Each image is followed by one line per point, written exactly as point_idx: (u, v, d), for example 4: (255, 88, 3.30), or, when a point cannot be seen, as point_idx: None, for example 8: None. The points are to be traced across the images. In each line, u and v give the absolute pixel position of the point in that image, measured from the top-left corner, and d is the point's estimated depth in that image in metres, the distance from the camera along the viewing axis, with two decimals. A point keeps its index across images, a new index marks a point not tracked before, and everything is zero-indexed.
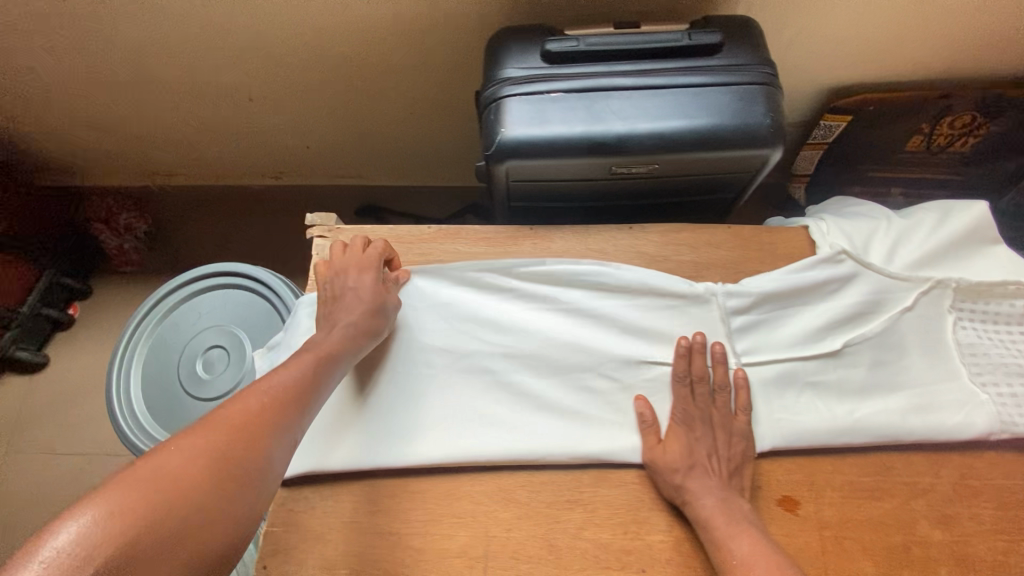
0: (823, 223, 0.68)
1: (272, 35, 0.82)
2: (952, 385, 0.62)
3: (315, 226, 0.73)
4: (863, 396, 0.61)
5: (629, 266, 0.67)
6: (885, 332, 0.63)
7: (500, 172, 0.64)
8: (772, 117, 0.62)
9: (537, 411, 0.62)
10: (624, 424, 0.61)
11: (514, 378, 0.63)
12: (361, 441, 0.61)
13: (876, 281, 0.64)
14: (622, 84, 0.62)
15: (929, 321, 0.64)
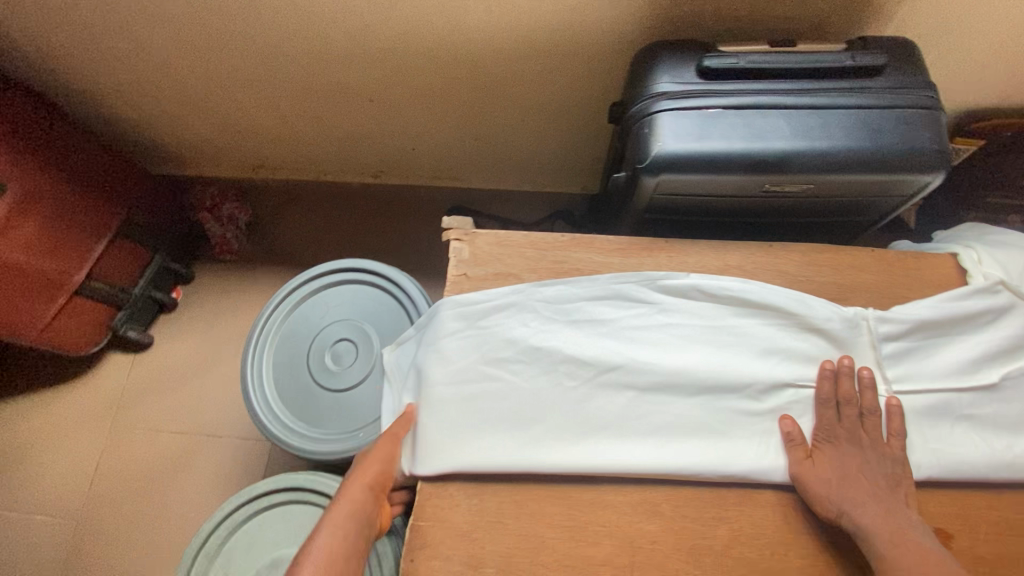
0: (974, 251, 0.67)
1: (411, 40, 0.84)
2: None
3: (450, 228, 0.74)
4: None
5: (774, 285, 0.65)
6: None
7: (650, 185, 0.65)
8: (937, 142, 0.61)
9: (679, 425, 0.62)
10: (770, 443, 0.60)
11: (654, 391, 0.63)
12: (504, 443, 0.62)
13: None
14: (784, 102, 0.62)
15: None
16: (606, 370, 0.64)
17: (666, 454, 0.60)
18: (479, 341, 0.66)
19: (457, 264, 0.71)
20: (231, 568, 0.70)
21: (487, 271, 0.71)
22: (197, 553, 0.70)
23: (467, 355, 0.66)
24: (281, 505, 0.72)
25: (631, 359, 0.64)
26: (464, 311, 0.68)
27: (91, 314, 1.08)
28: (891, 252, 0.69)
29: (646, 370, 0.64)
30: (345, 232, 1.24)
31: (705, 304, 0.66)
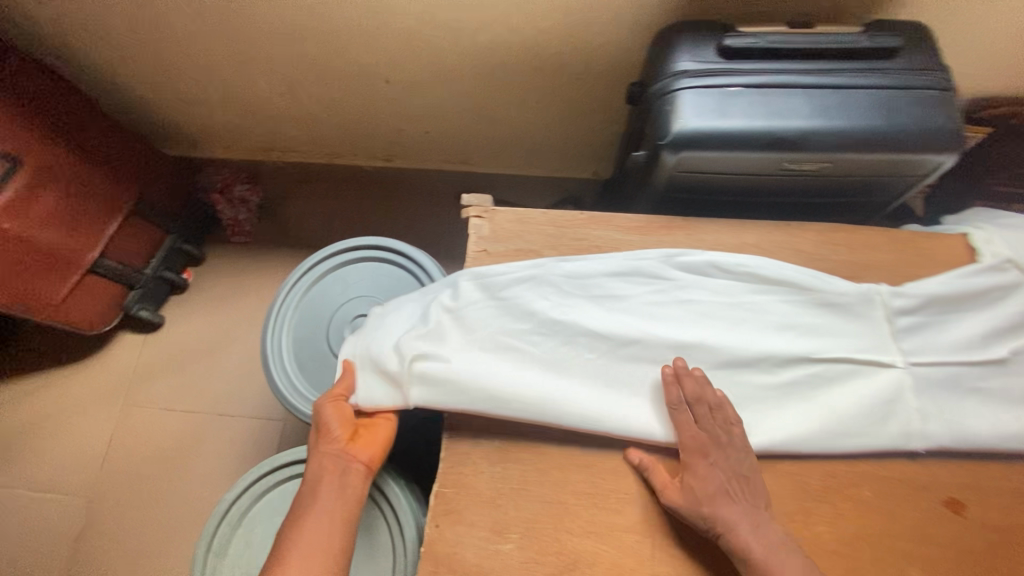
0: (984, 232, 0.68)
1: (430, 24, 0.84)
2: None
3: (470, 206, 0.75)
4: None
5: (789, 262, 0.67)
6: None
7: (670, 162, 0.66)
8: (951, 123, 0.63)
9: None
10: (785, 414, 0.61)
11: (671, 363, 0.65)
12: (524, 412, 0.63)
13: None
14: (802, 83, 0.63)
15: None
16: (624, 343, 0.66)
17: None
18: (500, 313, 0.68)
19: (477, 241, 0.73)
20: (256, 535, 0.71)
21: (508, 248, 0.72)
22: (220, 522, 0.71)
23: (490, 327, 0.67)
24: (304, 476, 0.74)
25: (649, 333, 0.66)
26: (485, 284, 0.69)
27: (104, 293, 1.08)
28: (903, 232, 0.70)
29: (664, 344, 0.65)
30: (356, 215, 1.25)
31: (723, 281, 0.67)
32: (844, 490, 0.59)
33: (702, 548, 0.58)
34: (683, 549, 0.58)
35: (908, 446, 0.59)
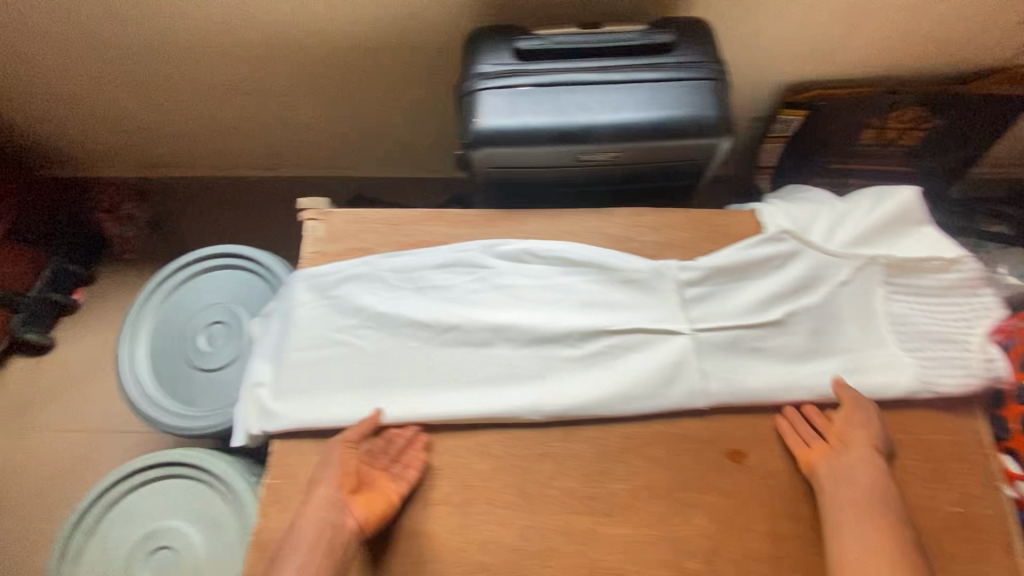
0: (770, 206, 0.74)
1: (268, 32, 0.88)
2: (882, 351, 0.67)
3: (307, 210, 0.79)
4: (802, 360, 0.67)
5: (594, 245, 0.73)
6: (824, 304, 0.69)
7: (476, 159, 0.72)
8: (720, 110, 0.70)
9: (506, 374, 0.68)
10: (586, 383, 0.66)
11: (487, 345, 0.69)
12: (348, 400, 0.67)
13: (816, 257, 0.70)
14: (585, 79, 0.69)
15: (863, 295, 0.69)
16: (443, 329, 0.70)
17: (494, 400, 0.66)
18: (331, 310, 0.72)
19: (311, 242, 0.77)
20: (108, 540, 0.73)
21: (340, 248, 0.76)
22: (73, 529, 0.73)
23: (317, 323, 0.71)
24: (156, 481, 0.76)
25: (466, 318, 0.70)
26: (315, 284, 0.73)
27: None
28: (704, 211, 0.77)
29: (479, 327, 0.69)
30: (246, 225, 1.27)
31: (537, 266, 0.73)
32: (640, 449, 0.64)
33: (509, 514, 0.62)
34: (493, 517, 0.62)
35: (694, 405, 0.65)
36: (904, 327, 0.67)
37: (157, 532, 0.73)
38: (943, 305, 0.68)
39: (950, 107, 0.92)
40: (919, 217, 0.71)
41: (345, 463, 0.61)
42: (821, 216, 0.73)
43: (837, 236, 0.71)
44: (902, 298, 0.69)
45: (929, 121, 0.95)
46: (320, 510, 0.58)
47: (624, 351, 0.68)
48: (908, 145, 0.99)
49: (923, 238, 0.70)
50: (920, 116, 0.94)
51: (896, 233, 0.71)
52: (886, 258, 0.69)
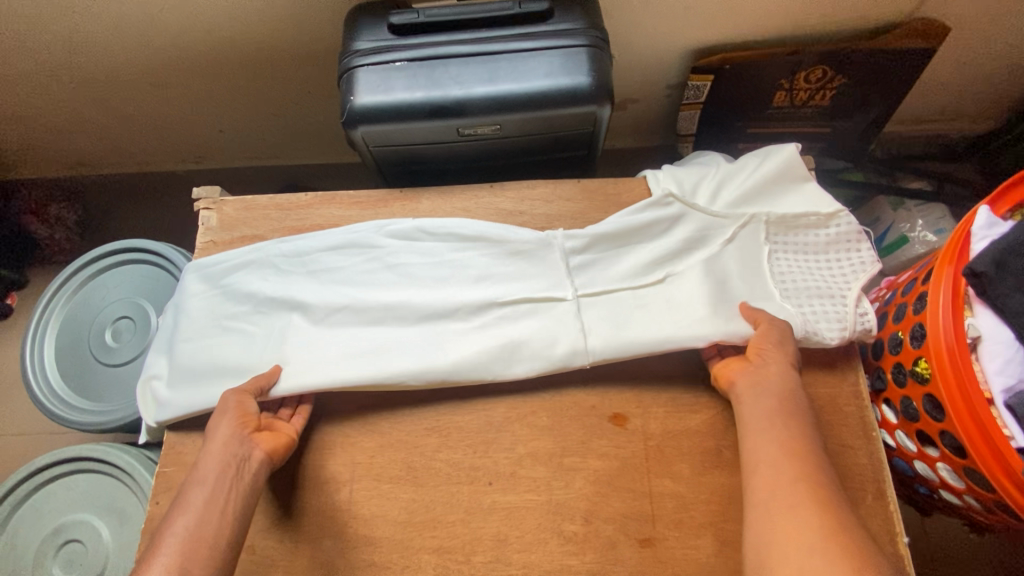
0: (659, 173, 0.74)
1: (155, 23, 0.87)
2: (768, 304, 0.66)
3: (201, 199, 0.79)
4: (687, 317, 0.66)
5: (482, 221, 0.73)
6: (710, 263, 0.69)
7: (357, 138, 0.71)
8: (598, 76, 0.68)
9: (392, 349, 0.67)
10: (469, 355, 0.66)
11: (374, 323, 0.69)
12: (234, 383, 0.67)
13: (700, 219, 0.70)
14: (459, 52, 0.68)
15: (748, 253, 0.69)
16: (333, 309, 0.70)
17: (382, 369, 0.66)
18: (221, 298, 0.72)
19: (205, 232, 0.77)
20: (17, 538, 0.75)
21: (235, 236, 0.77)
22: None
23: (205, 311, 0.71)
24: (63, 476, 0.77)
25: (357, 296, 0.70)
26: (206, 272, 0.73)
27: None
28: (596, 181, 0.77)
29: (369, 304, 0.70)
30: (179, 221, 1.26)
31: (428, 242, 0.72)
32: (525, 418, 0.65)
33: (394, 489, 0.63)
34: (379, 492, 0.63)
35: (578, 362, 0.65)
36: (787, 282, 0.67)
37: (65, 527, 0.75)
38: (826, 259, 0.68)
39: (855, 66, 0.92)
40: (801, 172, 0.71)
41: (230, 407, 0.61)
42: (710, 177, 0.73)
43: (722, 196, 0.71)
44: (785, 253, 0.69)
45: (835, 81, 0.94)
46: (225, 448, 0.57)
47: (512, 321, 0.68)
48: (821, 105, 0.99)
49: (805, 195, 0.71)
50: (825, 76, 0.94)
51: (779, 192, 0.71)
52: (767, 215, 0.69)
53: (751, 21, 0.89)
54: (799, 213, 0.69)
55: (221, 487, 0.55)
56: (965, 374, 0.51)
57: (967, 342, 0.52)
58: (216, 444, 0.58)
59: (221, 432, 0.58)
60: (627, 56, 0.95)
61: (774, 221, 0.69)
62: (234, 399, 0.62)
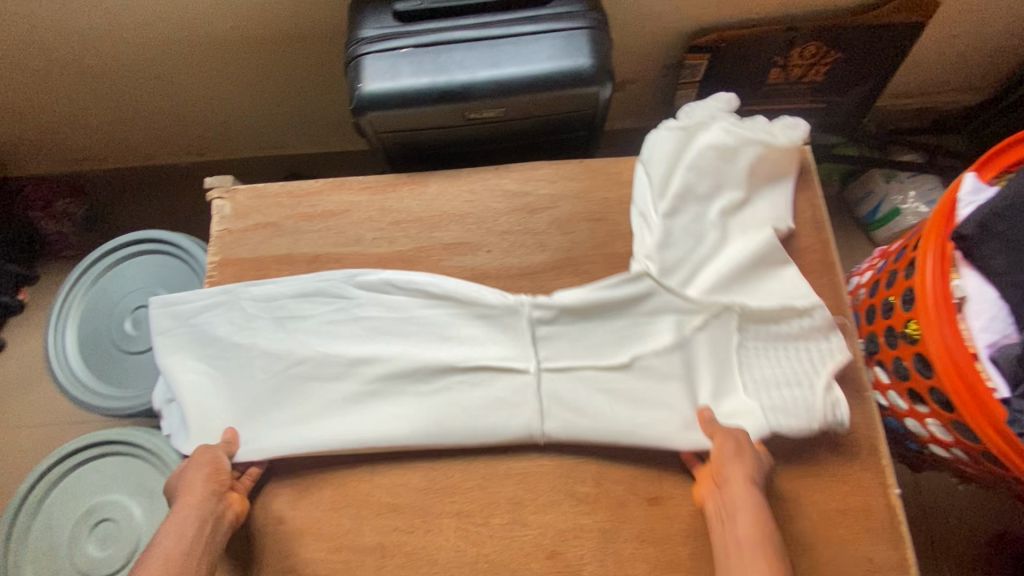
0: (661, 160, 0.72)
1: (157, 16, 0.88)
2: (728, 399, 0.66)
3: (214, 188, 0.81)
4: (648, 405, 0.66)
5: (453, 279, 0.71)
6: (676, 347, 0.68)
7: (366, 124, 0.73)
8: (598, 57, 0.70)
9: (358, 416, 0.68)
10: (430, 422, 0.67)
11: (339, 395, 0.69)
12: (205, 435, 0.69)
13: (667, 301, 0.69)
14: (462, 37, 0.70)
15: (716, 339, 0.67)
16: (296, 363, 0.70)
17: (343, 433, 0.67)
18: (195, 340, 0.72)
19: (220, 220, 0.79)
20: (51, 519, 0.79)
21: (250, 223, 0.79)
22: (19, 509, 0.79)
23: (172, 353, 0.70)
24: (93, 459, 0.81)
25: (320, 353, 0.70)
26: (179, 312, 0.72)
27: None
28: (598, 161, 0.79)
29: (336, 367, 0.70)
30: (185, 213, 1.28)
31: (396, 297, 0.71)
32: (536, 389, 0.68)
33: (413, 458, 0.67)
34: (400, 460, 0.67)
35: (532, 441, 0.66)
36: (753, 376, 0.66)
37: (97, 507, 0.78)
38: (797, 355, 0.66)
39: (848, 40, 0.93)
40: (781, 257, 0.68)
41: (207, 460, 0.65)
42: (688, 245, 0.70)
43: (695, 275, 0.69)
44: (754, 342, 0.67)
45: (828, 56, 0.96)
46: (200, 503, 0.61)
47: (481, 381, 0.69)
48: (815, 81, 1.01)
49: (781, 284, 0.68)
50: (819, 52, 0.95)
51: (756, 274, 0.69)
52: (740, 307, 0.67)
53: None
54: (773, 304, 0.67)
55: (193, 540, 0.59)
56: (952, 331, 0.55)
57: (954, 302, 0.55)
58: (189, 497, 0.61)
59: (195, 486, 0.62)
60: (625, 37, 0.97)
61: (745, 313, 0.67)
62: (209, 454, 0.65)
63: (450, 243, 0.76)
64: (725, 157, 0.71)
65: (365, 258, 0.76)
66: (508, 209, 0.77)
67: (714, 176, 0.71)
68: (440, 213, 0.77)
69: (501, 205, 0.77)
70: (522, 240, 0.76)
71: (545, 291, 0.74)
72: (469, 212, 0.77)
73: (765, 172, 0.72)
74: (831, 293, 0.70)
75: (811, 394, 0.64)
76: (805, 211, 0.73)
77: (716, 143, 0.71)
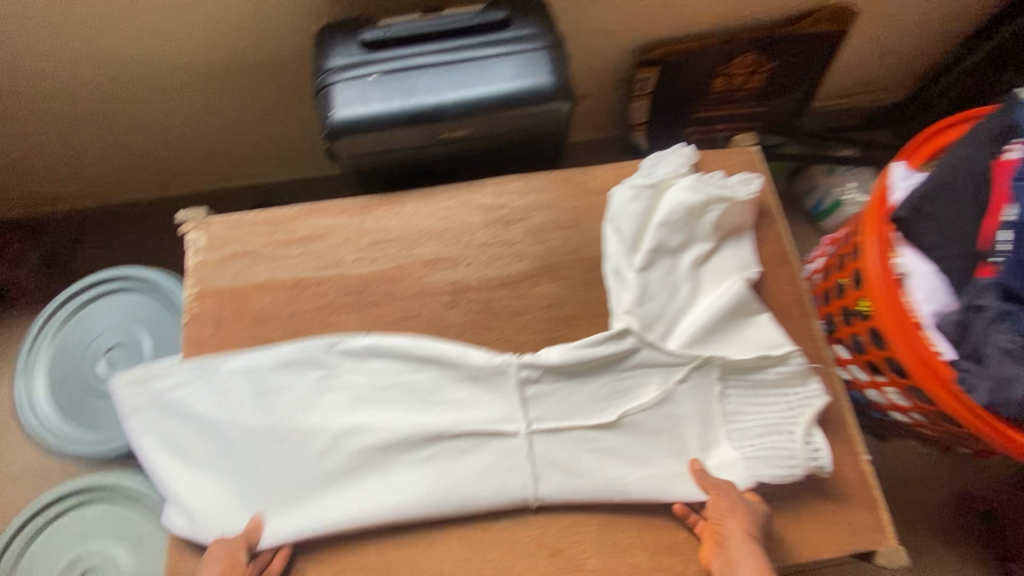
0: (626, 228, 0.73)
1: (116, 54, 0.88)
2: (715, 450, 0.68)
3: (187, 222, 0.81)
4: (639, 463, 0.67)
5: (437, 342, 0.72)
6: (660, 402, 0.69)
7: (339, 149, 0.75)
8: (558, 76, 0.75)
9: (348, 492, 0.67)
10: (423, 490, 0.66)
11: (326, 472, 0.68)
12: (189, 525, 0.67)
13: (650, 358, 0.69)
14: (429, 62, 0.73)
15: (700, 391, 0.69)
16: (277, 441, 0.69)
17: (334, 511, 0.66)
18: (173, 416, 0.70)
19: (195, 253, 0.79)
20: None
21: (227, 254, 0.79)
22: None
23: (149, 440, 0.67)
24: (73, 509, 0.78)
25: (302, 427, 0.69)
26: (155, 393, 0.70)
27: None
28: (566, 172, 0.83)
29: (320, 438, 0.69)
30: (150, 250, 1.26)
31: (380, 362, 0.71)
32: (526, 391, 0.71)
33: (409, 471, 0.67)
34: (396, 475, 0.68)
35: (525, 505, 0.66)
36: (736, 425, 0.68)
37: (82, 557, 0.75)
38: (778, 402, 0.68)
39: (779, 51, 1.02)
40: (754, 307, 0.71)
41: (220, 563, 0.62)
42: (666, 303, 0.71)
43: (674, 327, 0.71)
44: (737, 395, 0.69)
45: (764, 65, 1.05)
46: None
47: (473, 441, 0.68)
48: (755, 88, 1.10)
49: (756, 333, 0.70)
50: (755, 61, 1.04)
51: (732, 326, 0.70)
52: (720, 358, 0.68)
53: (685, 18, 0.98)
54: (752, 353, 0.69)
55: None
56: (897, 304, 0.61)
57: (896, 279, 0.62)
58: None
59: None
60: (580, 55, 1.03)
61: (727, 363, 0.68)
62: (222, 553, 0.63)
63: (431, 258, 0.78)
64: (694, 211, 0.73)
65: (347, 280, 0.77)
66: (484, 222, 0.80)
67: (685, 231, 0.73)
68: (418, 230, 0.79)
69: (478, 219, 0.80)
70: (500, 251, 0.79)
71: (526, 298, 0.76)
72: (446, 228, 0.80)
73: (731, 224, 0.75)
74: (789, 277, 0.77)
75: (795, 441, 0.66)
76: (770, 237, 0.78)
77: (684, 197, 0.73)
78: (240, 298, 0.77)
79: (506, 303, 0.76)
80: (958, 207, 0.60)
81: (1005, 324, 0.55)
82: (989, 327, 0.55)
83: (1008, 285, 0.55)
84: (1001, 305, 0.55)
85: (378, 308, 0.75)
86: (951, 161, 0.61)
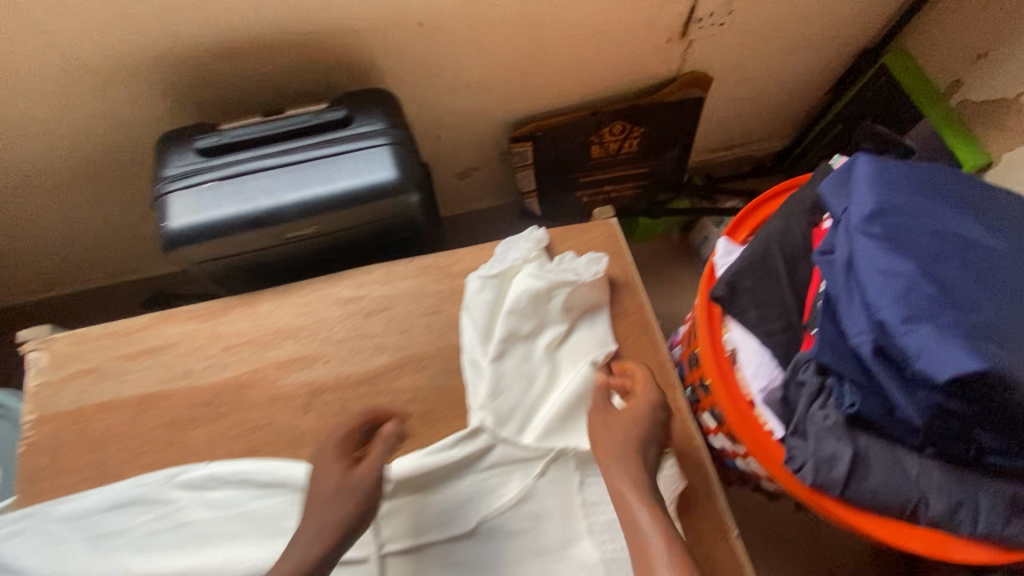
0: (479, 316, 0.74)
1: None
2: (580, 547, 0.65)
3: (29, 340, 0.77)
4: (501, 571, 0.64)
5: (284, 462, 0.68)
6: (519, 501, 0.66)
7: (178, 257, 0.73)
8: (400, 169, 0.76)
9: None
10: None
11: None
12: None
13: (506, 454, 0.67)
14: (266, 165, 0.74)
15: (558, 484, 0.67)
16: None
17: None
18: None
19: (35, 375, 0.75)
20: None
21: (69, 373, 0.75)
22: None
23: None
24: None
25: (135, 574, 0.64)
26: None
27: None
28: (428, 257, 0.83)
29: None
30: None
31: (223, 492, 0.68)
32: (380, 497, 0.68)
33: None
34: None
35: None
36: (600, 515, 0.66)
37: None
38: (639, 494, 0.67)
39: (643, 117, 1.07)
40: (605, 389, 0.70)
41: None
42: (521, 392, 0.70)
43: (530, 417, 0.69)
44: (597, 487, 0.67)
45: (634, 131, 1.09)
46: None
47: None
48: (632, 151, 1.13)
49: None
50: (625, 128, 1.08)
51: (587, 409, 0.70)
52: (573, 448, 0.67)
53: (549, 93, 1.01)
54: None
55: None
56: (729, 380, 0.61)
57: (726, 355, 0.62)
58: None
59: None
60: (455, 134, 1.05)
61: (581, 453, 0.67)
62: None
63: (286, 359, 0.75)
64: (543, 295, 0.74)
65: (196, 391, 0.74)
66: (343, 316, 0.78)
67: (534, 316, 0.74)
68: (273, 330, 0.77)
69: (336, 313, 0.78)
70: (359, 345, 0.76)
71: (385, 395, 0.73)
72: (303, 325, 0.77)
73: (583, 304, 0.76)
74: (650, 348, 0.76)
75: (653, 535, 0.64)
76: (629, 309, 0.78)
77: (529, 283, 0.74)
78: (80, 421, 0.72)
79: (364, 402, 0.73)
80: (773, 281, 0.61)
81: (820, 399, 0.56)
82: (806, 403, 0.56)
83: (819, 360, 0.55)
84: (815, 380, 0.56)
85: (227, 419, 0.72)
86: (765, 235, 0.63)
